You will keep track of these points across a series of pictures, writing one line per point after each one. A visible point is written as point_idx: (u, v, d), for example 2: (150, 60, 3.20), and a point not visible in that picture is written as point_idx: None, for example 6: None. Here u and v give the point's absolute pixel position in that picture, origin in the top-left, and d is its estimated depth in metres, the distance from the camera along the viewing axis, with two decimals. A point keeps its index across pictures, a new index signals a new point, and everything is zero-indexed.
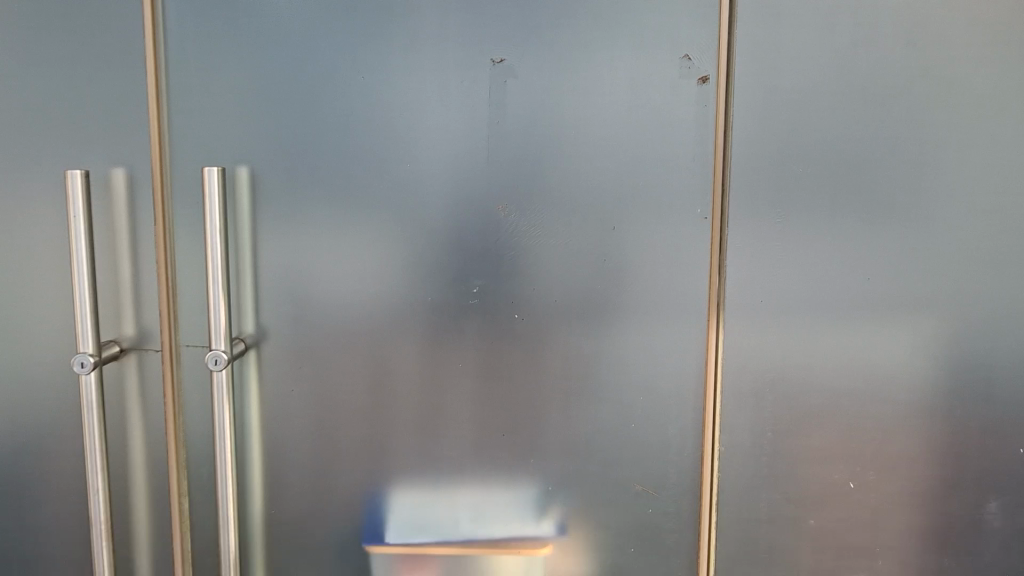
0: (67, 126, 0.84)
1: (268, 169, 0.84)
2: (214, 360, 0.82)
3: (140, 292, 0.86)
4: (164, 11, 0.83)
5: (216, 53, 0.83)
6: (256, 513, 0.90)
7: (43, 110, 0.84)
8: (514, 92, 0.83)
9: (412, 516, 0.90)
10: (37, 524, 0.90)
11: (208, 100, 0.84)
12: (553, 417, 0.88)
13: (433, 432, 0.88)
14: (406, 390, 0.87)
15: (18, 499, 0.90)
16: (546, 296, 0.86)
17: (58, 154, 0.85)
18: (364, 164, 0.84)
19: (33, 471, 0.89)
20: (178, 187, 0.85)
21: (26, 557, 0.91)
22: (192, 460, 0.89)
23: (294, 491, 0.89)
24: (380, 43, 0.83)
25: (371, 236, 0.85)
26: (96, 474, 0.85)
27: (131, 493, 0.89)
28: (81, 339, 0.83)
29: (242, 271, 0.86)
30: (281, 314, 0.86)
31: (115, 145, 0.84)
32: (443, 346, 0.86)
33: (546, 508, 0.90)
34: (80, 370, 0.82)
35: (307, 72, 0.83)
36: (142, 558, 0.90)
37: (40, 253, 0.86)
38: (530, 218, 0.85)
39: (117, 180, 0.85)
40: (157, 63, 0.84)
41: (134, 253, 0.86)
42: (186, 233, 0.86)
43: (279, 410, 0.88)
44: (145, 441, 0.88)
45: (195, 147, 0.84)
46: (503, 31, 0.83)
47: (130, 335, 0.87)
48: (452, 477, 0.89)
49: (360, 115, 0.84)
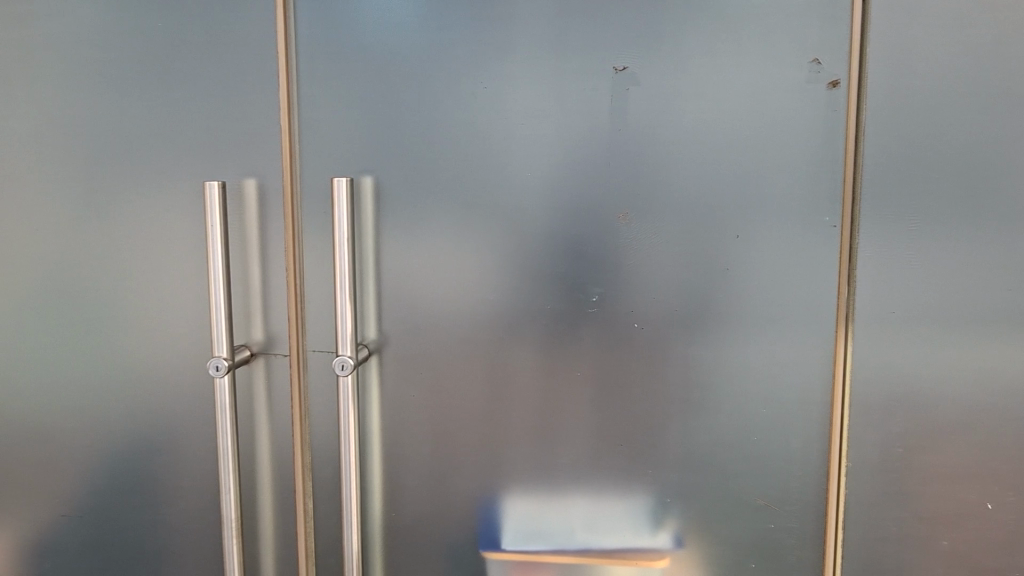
0: (204, 137, 0.88)
1: (393, 179, 0.86)
2: (340, 365, 0.84)
3: (269, 298, 0.89)
4: (296, 27, 0.86)
5: (343, 66, 0.86)
6: (375, 516, 0.92)
7: (182, 122, 0.89)
8: (637, 100, 0.83)
9: (527, 522, 0.90)
10: (169, 519, 0.95)
11: (335, 110, 0.86)
12: (672, 428, 0.87)
13: (551, 440, 0.88)
14: (523, 397, 0.88)
15: (151, 492, 0.95)
16: (666, 304, 0.85)
17: (195, 166, 0.89)
18: (483, 171, 0.85)
19: (167, 467, 0.94)
20: (306, 198, 0.88)
21: (159, 547, 0.96)
22: (317, 461, 0.91)
23: (413, 494, 0.91)
24: (502, 53, 0.84)
25: (491, 244, 0.86)
26: (228, 473, 0.88)
27: (258, 492, 0.92)
28: (217, 344, 0.86)
29: (366, 278, 0.88)
30: (403, 321, 0.88)
31: (249, 156, 0.88)
32: (561, 355, 0.86)
33: (662, 520, 0.89)
34: (215, 374, 0.85)
35: (431, 82, 0.85)
36: (267, 555, 0.93)
37: (176, 262, 0.91)
38: (651, 227, 0.84)
39: (248, 189, 0.89)
40: (289, 77, 0.87)
41: (263, 260, 0.89)
42: (313, 242, 0.88)
43: (399, 415, 0.90)
44: (272, 441, 0.91)
45: (322, 158, 0.87)
46: (625, 38, 0.82)
47: (259, 340, 0.90)
48: (569, 485, 0.89)
49: (481, 123, 0.85)
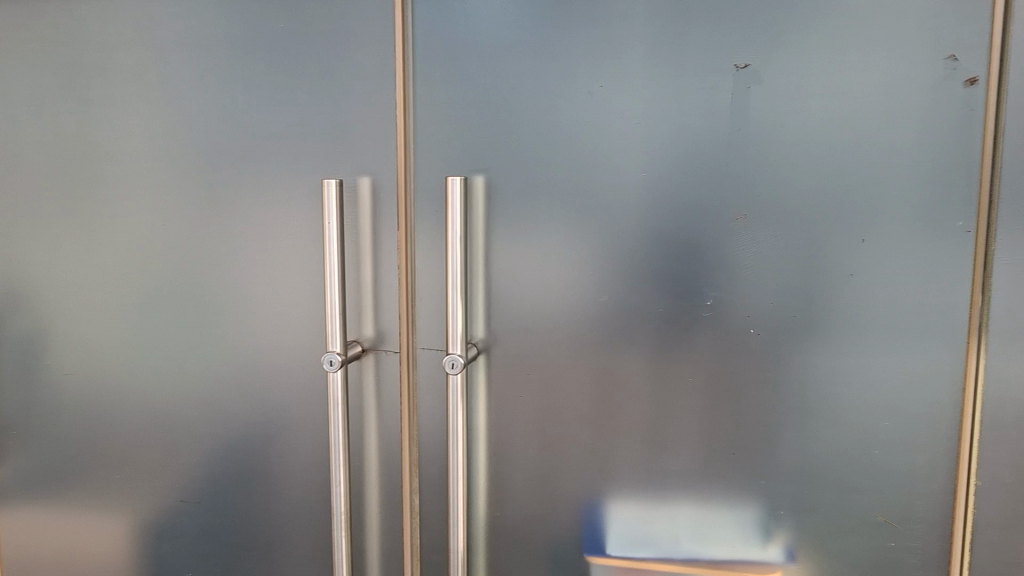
0: (323, 137, 0.91)
1: (506, 178, 0.86)
2: (451, 364, 0.84)
3: (381, 296, 0.91)
4: (415, 27, 0.87)
5: (459, 65, 0.86)
6: (480, 516, 0.92)
7: (303, 122, 0.92)
8: (759, 99, 0.80)
9: (632, 528, 0.89)
10: (280, 512, 0.99)
11: (450, 109, 0.87)
12: (786, 438, 0.84)
13: (660, 446, 0.86)
14: (633, 401, 0.86)
15: (262, 485, 0.99)
16: (784, 310, 0.82)
17: (315, 165, 0.92)
18: (596, 171, 0.84)
19: (280, 460, 0.98)
20: (420, 197, 0.88)
21: (269, 538, 1.01)
22: (424, 458, 0.92)
23: (519, 494, 0.90)
24: (619, 51, 0.83)
25: (602, 245, 0.85)
26: (339, 467, 0.90)
27: (365, 486, 0.94)
28: (331, 339, 0.88)
29: (476, 277, 0.88)
30: (512, 321, 0.88)
31: (366, 155, 0.90)
32: (673, 359, 0.85)
33: (773, 532, 0.86)
34: (328, 368, 0.87)
35: (546, 81, 0.84)
36: (372, 548, 0.95)
37: (294, 259, 0.94)
38: (769, 230, 0.81)
39: (363, 187, 0.90)
40: (406, 77, 0.88)
41: (376, 257, 0.90)
42: (424, 241, 0.89)
43: (506, 415, 0.89)
44: (381, 437, 0.93)
45: (437, 157, 0.88)
46: (747, 35, 0.80)
47: (369, 336, 0.92)
48: (677, 492, 0.87)
49: (596, 123, 0.84)
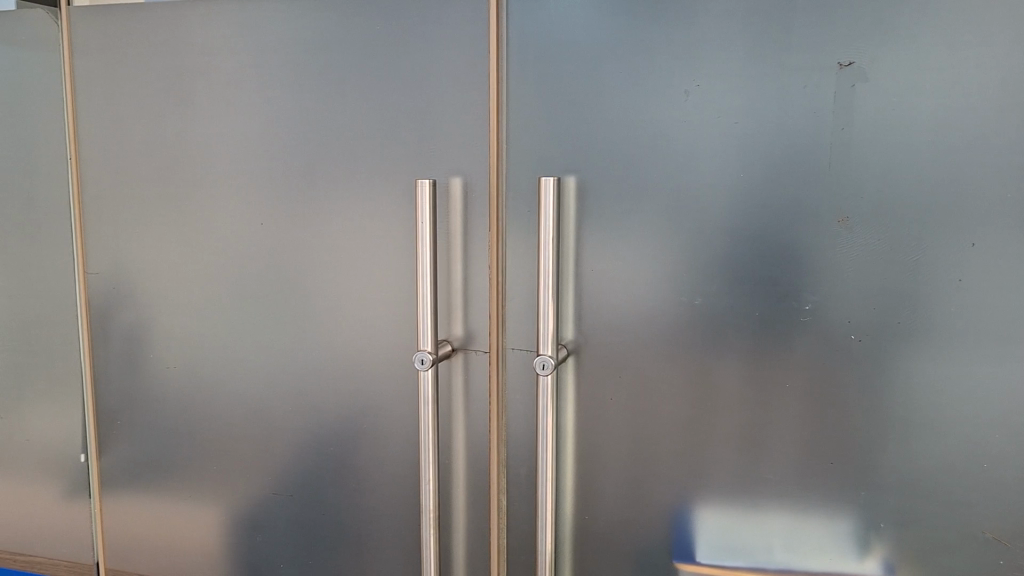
0: (416, 138, 0.92)
1: (598, 179, 0.85)
2: (541, 364, 0.84)
3: (471, 296, 0.91)
4: (509, 28, 0.87)
5: (552, 65, 0.86)
6: (568, 518, 0.91)
7: (397, 123, 0.93)
8: (864, 97, 0.78)
9: (723, 536, 0.87)
10: (370, 507, 1.01)
11: (542, 109, 0.86)
12: (887, 449, 0.81)
13: (754, 453, 0.84)
14: (727, 407, 0.85)
15: (352, 478, 1.02)
16: (887, 316, 0.79)
17: (408, 165, 0.93)
18: (691, 172, 0.83)
19: (370, 455, 1.00)
20: (511, 197, 0.88)
21: (358, 532, 1.03)
22: (512, 459, 0.92)
23: (608, 498, 0.90)
24: (717, 49, 0.81)
25: (697, 247, 0.83)
26: (428, 465, 0.91)
27: (453, 485, 0.95)
28: (422, 338, 0.89)
29: (567, 278, 0.87)
30: (603, 323, 0.87)
31: (458, 155, 0.90)
32: (770, 365, 0.83)
33: (872, 546, 0.83)
34: (419, 366, 0.88)
35: (641, 80, 0.83)
36: (459, 546, 0.96)
37: (387, 257, 0.95)
38: (872, 233, 0.79)
39: (455, 187, 0.90)
40: (499, 78, 0.88)
41: (466, 257, 0.91)
42: (516, 241, 0.89)
43: (596, 418, 0.89)
44: (469, 436, 0.93)
45: (528, 158, 0.87)
46: (853, 32, 0.77)
47: (459, 335, 0.92)
48: (771, 501, 0.85)
49: (691, 122, 0.82)
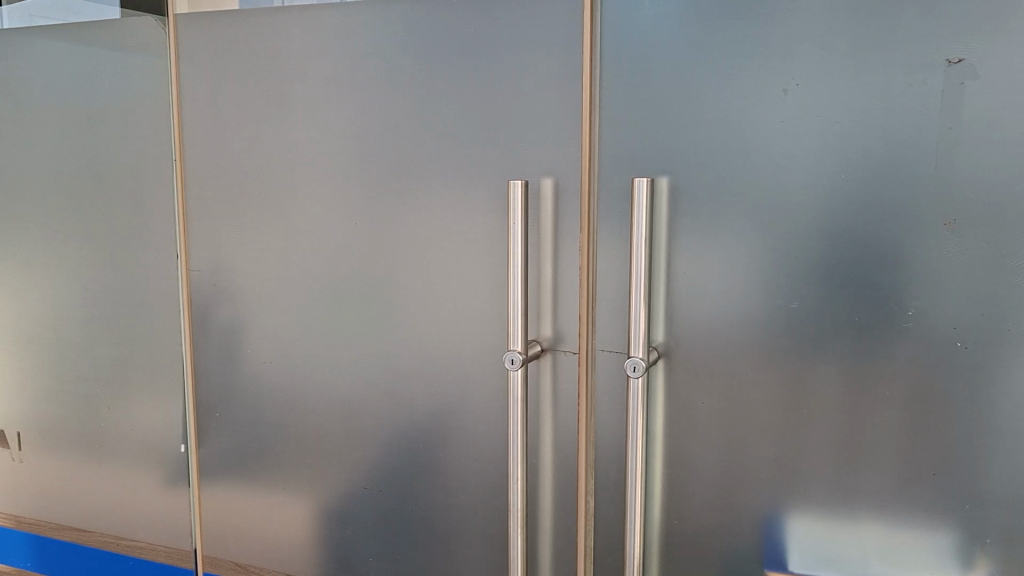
0: (508, 139, 0.93)
1: (691, 180, 0.84)
2: (633, 367, 0.84)
3: (560, 296, 0.91)
4: (603, 28, 0.87)
5: (646, 64, 0.85)
6: (656, 522, 0.91)
7: (489, 124, 0.93)
8: (974, 96, 0.75)
9: (817, 546, 0.85)
10: (457, 504, 1.02)
11: (635, 110, 0.86)
12: (994, 461, 0.78)
13: (851, 462, 0.82)
14: (823, 414, 0.83)
15: (441, 475, 1.03)
16: (994, 322, 0.76)
17: (499, 166, 0.93)
18: (788, 173, 0.81)
19: (459, 452, 1.01)
20: (603, 198, 0.88)
21: (446, 528, 1.04)
22: (600, 460, 0.92)
23: (697, 503, 0.89)
24: (816, 47, 0.79)
25: (793, 249, 0.82)
26: (516, 464, 0.92)
27: (540, 485, 0.95)
28: (512, 338, 0.90)
29: (659, 280, 0.87)
30: (695, 326, 0.86)
31: (549, 156, 0.90)
32: (869, 371, 0.80)
33: (975, 562, 0.80)
34: (509, 366, 0.89)
35: (737, 79, 0.82)
36: (545, 547, 0.96)
37: (477, 257, 0.96)
38: (979, 236, 0.76)
39: (546, 188, 0.91)
40: (593, 78, 0.88)
41: (555, 257, 0.91)
42: (607, 242, 0.88)
43: (687, 422, 0.88)
44: (557, 437, 0.93)
45: (620, 158, 0.87)
46: (962, 27, 0.74)
47: (548, 335, 0.92)
48: (868, 512, 0.82)
49: (789, 122, 0.80)
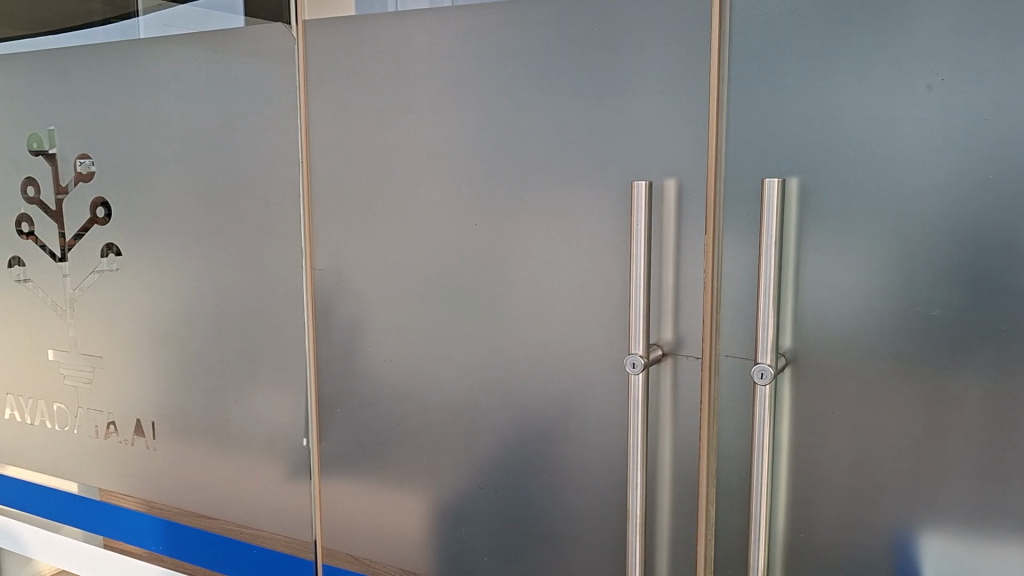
0: (630, 140, 0.91)
1: (824, 181, 0.81)
2: (759, 373, 0.82)
3: (683, 299, 0.89)
4: (732, 25, 0.85)
5: (777, 62, 0.82)
6: (781, 535, 0.88)
7: (612, 124, 0.92)
8: None
9: (956, 568, 0.80)
10: (574, 507, 1.02)
11: (764, 109, 0.83)
12: None
13: (997, 480, 0.77)
14: (966, 429, 0.78)
15: (559, 478, 1.02)
16: None
17: (622, 167, 0.92)
18: (930, 173, 0.77)
19: (577, 456, 1.01)
20: (729, 200, 0.86)
21: (562, 531, 1.03)
22: (722, 468, 0.90)
23: (825, 517, 0.85)
24: (964, 40, 0.75)
25: (934, 254, 0.77)
26: (637, 470, 0.90)
27: (659, 492, 0.93)
28: (633, 341, 0.88)
29: (787, 285, 0.84)
30: (826, 333, 0.83)
31: (673, 157, 0.89)
32: (1019, 385, 0.75)
33: None
34: (630, 370, 0.88)
35: (875, 75, 0.78)
36: (663, 555, 0.94)
37: (596, 259, 0.95)
38: None
39: (669, 189, 0.89)
40: (720, 76, 0.85)
41: (678, 260, 0.89)
42: (732, 245, 0.86)
43: (816, 432, 0.84)
44: (678, 443, 0.91)
45: (748, 159, 0.84)
46: None
47: (669, 339, 0.90)
48: (1014, 534, 0.77)
49: (931, 120, 0.76)
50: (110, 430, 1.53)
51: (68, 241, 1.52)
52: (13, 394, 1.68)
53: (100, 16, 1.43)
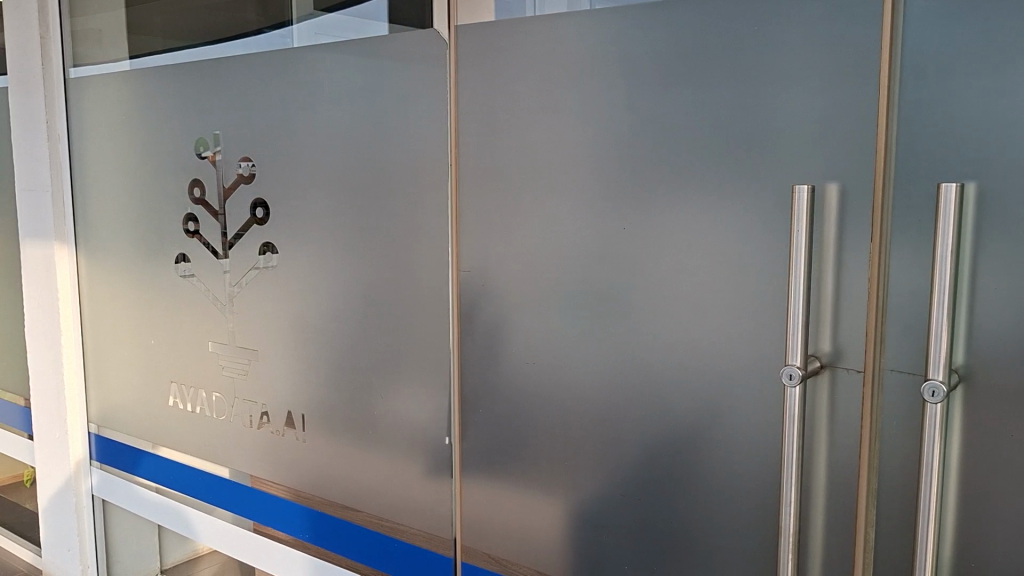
0: (789, 143, 0.88)
1: (1005, 186, 0.75)
2: (930, 391, 0.78)
3: (842, 310, 0.85)
4: (905, 22, 0.80)
5: (954, 59, 0.77)
6: (947, 563, 0.82)
7: (769, 128, 0.89)
8: None
9: None
10: (720, 519, 0.99)
11: (938, 111, 0.78)
12: None
13: None
14: None
15: (704, 488, 1.00)
16: None
17: (779, 171, 0.89)
18: None
19: (725, 468, 0.98)
20: (897, 206, 0.82)
21: (707, 545, 1.01)
22: (883, 489, 0.85)
23: (999, 547, 0.79)
24: None
25: None
26: (790, 486, 0.87)
27: (812, 508, 0.90)
28: (790, 352, 0.86)
29: (962, 294, 0.79)
30: (1005, 349, 0.77)
31: (835, 161, 0.85)
32: None
33: None
34: (787, 382, 0.85)
35: None
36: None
37: (749, 266, 0.93)
38: None
39: (830, 194, 0.85)
40: (891, 75, 0.81)
41: (838, 268, 0.85)
42: (899, 253, 0.82)
43: (991, 455, 0.79)
44: (834, 459, 0.88)
45: (919, 163, 0.80)
46: None
47: (827, 351, 0.87)
48: None
49: None
50: (263, 420, 1.60)
51: (229, 240, 1.60)
52: (177, 382, 1.79)
53: (254, 26, 1.51)
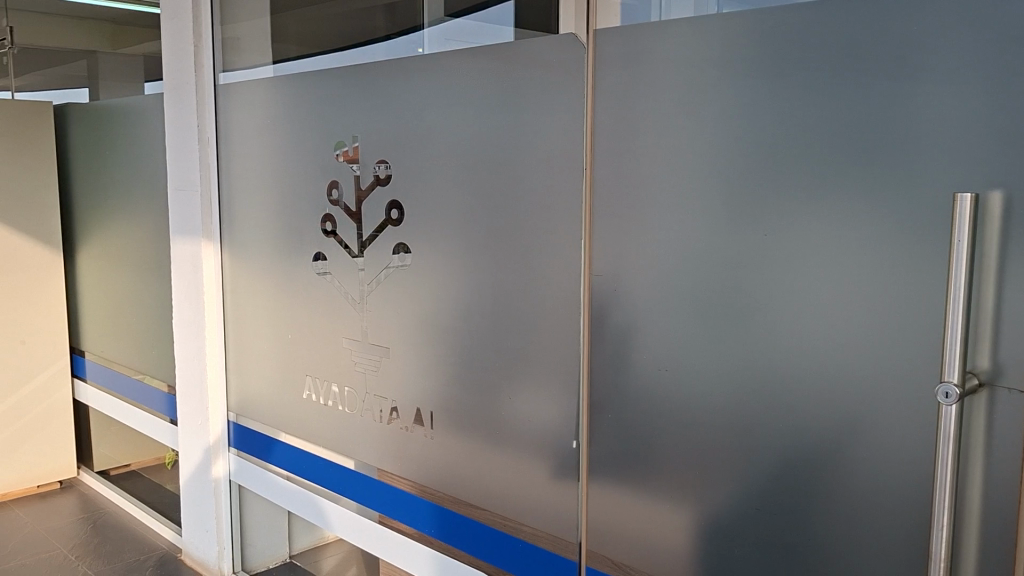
0: (950, 149, 0.84)
1: None
2: None
3: (1004, 325, 0.81)
4: None
5: None
6: None
7: (928, 133, 0.86)
8: None
9: None
10: (862, 538, 0.96)
11: None
12: None
13: None
14: None
15: (846, 505, 0.97)
16: None
17: (937, 179, 0.85)
18: None
19: (869, 485, 0.94)
20: None
21: (848, 563, 0.97)
22: None
23: None
24: None
25: None
26: (942, 509, 0.82)
27: (965, 532, 0.86)
28: (946, 369, 0.81)
29: None
30: None
31: (1000, 168, 0.81)
32: None
33: None
34: (943, 400, 0.81)
35: None
36: None
37: (902, 277, 0.89)
38: None
39: (993, 203, 0.82)
40: None
41: (1001, 282, 0.81)
42: None
43: None
44: (990, 482, 0.83)
45: None
46: None
47: (986, 368, 0.82)
48: None
49: None
50: (393, 416, 1.64)
51: (364, 239, 1.65)
52: (311, 376, 1.86)
53: (383, 33, 1.57)
